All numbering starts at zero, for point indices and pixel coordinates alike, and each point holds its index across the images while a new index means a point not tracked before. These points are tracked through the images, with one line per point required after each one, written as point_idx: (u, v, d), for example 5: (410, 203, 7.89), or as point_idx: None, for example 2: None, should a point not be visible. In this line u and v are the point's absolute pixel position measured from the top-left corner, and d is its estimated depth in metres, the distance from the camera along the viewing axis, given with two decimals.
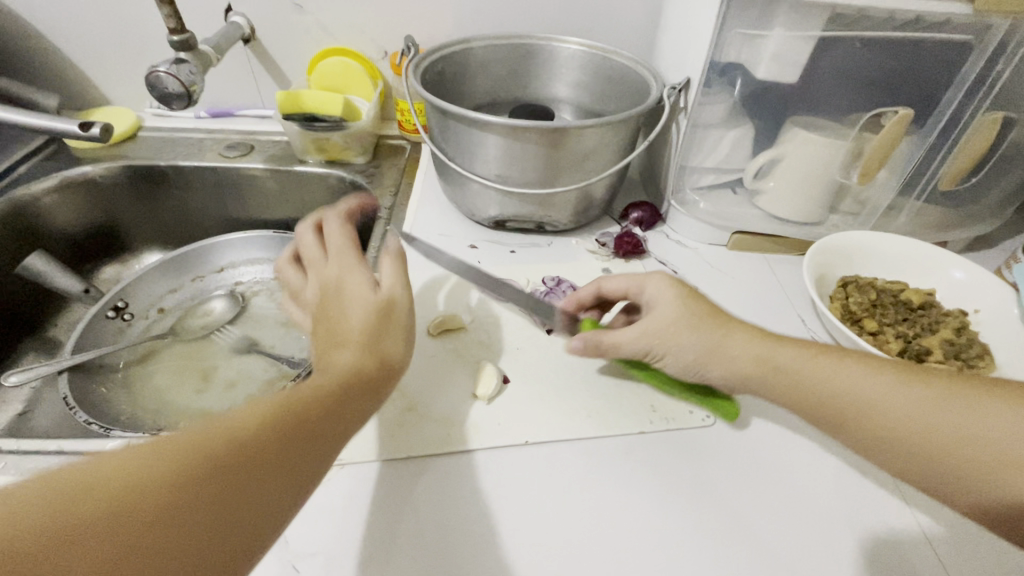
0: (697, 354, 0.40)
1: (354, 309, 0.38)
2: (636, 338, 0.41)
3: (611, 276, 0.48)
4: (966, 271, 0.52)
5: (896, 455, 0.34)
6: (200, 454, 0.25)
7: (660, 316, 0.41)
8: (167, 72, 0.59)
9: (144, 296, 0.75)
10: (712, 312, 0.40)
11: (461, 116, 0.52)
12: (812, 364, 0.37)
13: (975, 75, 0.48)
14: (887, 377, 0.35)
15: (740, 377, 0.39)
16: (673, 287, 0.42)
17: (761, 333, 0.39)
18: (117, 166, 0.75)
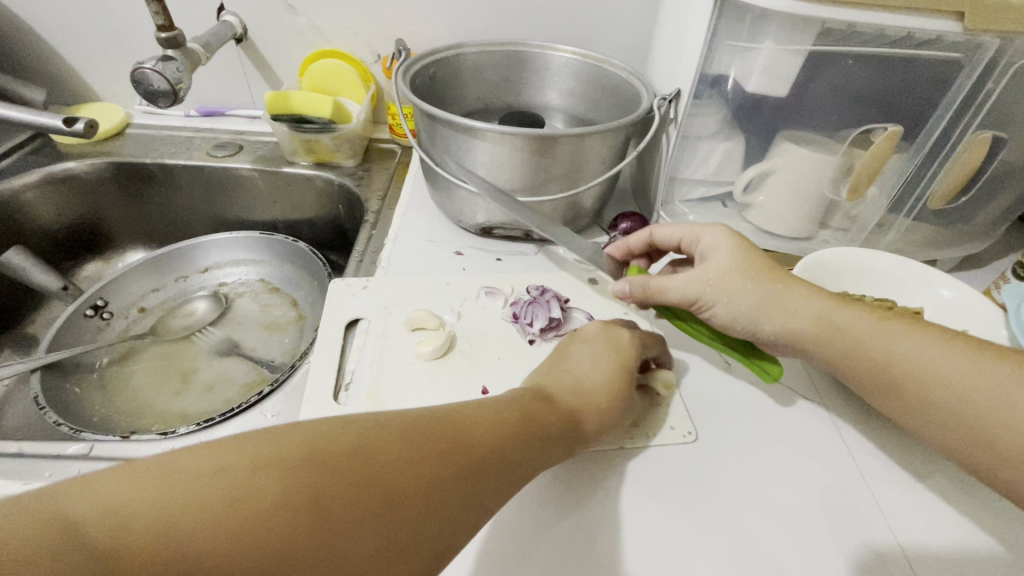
0: (750, 305, 0.41)
1: (606, 375, 0.41)
2: (685, 285, 0.43)
3: (663, 225, 0.49)
4: (954, 289, 0.51)
5: (937, 416, 0.36)
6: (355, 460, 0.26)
7: (717, 264, 0.42)
8: (152, 69, 0.58)
9: (125, 295, 0.74)
10: (774, 271, 0.42)
11: (451, 122, 0.52)
12: (869, 330, 0.38)
13: (965, 94, 0.47)
14: (949, 351, 0.36)
15: (794, 333, 0.41)
16: (732, 240, 0.43)
17: (823, 293, 0.41)
18: (103, 162, 0.74)
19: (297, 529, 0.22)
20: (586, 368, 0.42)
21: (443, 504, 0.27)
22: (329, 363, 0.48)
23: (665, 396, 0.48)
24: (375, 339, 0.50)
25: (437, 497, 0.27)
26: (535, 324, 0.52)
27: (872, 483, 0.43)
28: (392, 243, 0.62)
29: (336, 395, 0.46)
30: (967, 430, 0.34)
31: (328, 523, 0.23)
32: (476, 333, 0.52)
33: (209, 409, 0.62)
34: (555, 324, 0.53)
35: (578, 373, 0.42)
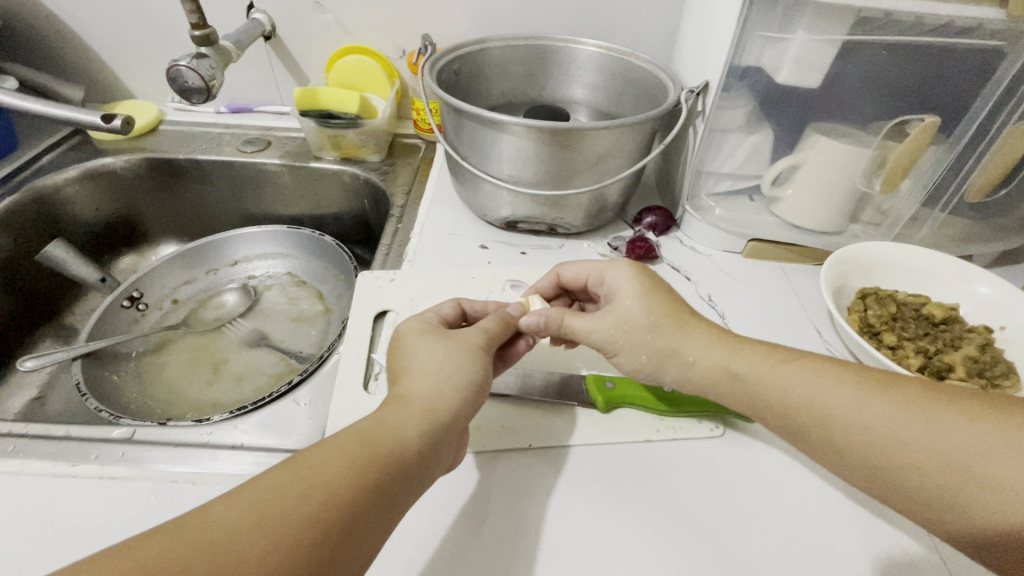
0: (649, 357, 0.40)
1: (455, 370, 0.37)
2: (597, 327, 0.42)
3: (571, 263, 0.48)
4: (992, 285, 0.50)
5: (854, 463, 0.33)
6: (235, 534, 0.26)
7: (618, 311, 0.42)
8: (187, 66, 0.60)
9: (159, 287, 0.76)
10: (673, 313, 0.41)
11: (476, 116, 0.52)
12: (766, 379, 0.37)
13: (1006, 86, 0.46)
14: (854, 391, 0.34)
15: (692, 379, 0.39)
16: (638, 282, 0.43)
17: (720, 340, 0.39)
18: (137, 158, 0.76)
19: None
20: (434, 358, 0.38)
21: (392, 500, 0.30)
22: (358, 354, 0.49)
23: None
24: None
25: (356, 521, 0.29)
26: None
27: None
28: (418, 236, 0.63)
29: (366, 385, 0.47)
30: (886, 476, 0.32)
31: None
32: None
33: (240, 398, 0.63)
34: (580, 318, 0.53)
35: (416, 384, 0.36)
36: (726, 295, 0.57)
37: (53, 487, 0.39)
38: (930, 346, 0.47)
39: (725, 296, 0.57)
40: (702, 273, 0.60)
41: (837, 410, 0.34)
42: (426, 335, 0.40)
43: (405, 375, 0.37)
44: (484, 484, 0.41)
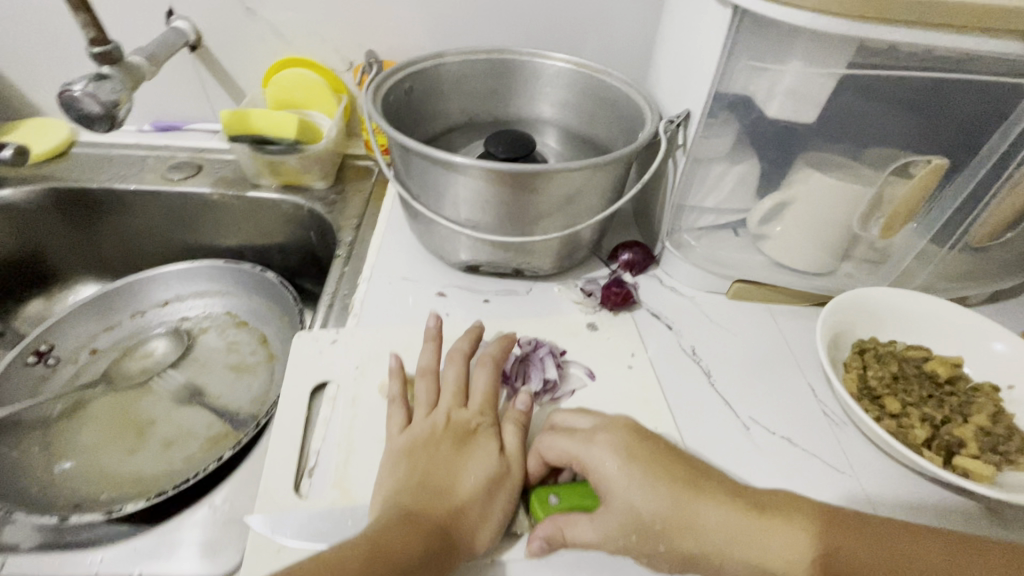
0: (674, 561, 0.34)
1: (468, 478, 0.36)
2: (599, 540, 0.34)
3: (548, 439, 0.38)
4: (1005, 341, 0.45)
5: None
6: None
7: (620, 509, 0.34)
8: (83, 90, 0.51)
9: (74, 336, 0.67)
10: (681, 488, 0.34)
11: (425, 155, 0.45)
12: (814, 568, 0.31)
13: (1023, 125, 0.41)
14: (898, 560, 0.30)
15: (722, 570, 0.33)
16: (621, 454, 0.36)
17: (738, 513, 0.33)
18: (41, 188, 0.66)
19: None
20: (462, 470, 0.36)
21: None
22: (290, 441, 0.42)
23: None
24: (344, 409, 0.44)
25: None
26: (529, 386, 0.45)
27: None
28: (366, 282, 0.55)
29: (297, 484, 0.40)
30: None
31: None
32: None
33: (166, 471, 0.55)
34: (551, 386, 0.46)
35: (464, 474, 0.36)
36: (711, 346, 0.52)
37: None
38: (939, 414, 0.42)
39: (710, 347, 0.52)
40: (684, 319, 0.54)
41: None
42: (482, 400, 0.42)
43: (429, 462, 0.37)
44: None
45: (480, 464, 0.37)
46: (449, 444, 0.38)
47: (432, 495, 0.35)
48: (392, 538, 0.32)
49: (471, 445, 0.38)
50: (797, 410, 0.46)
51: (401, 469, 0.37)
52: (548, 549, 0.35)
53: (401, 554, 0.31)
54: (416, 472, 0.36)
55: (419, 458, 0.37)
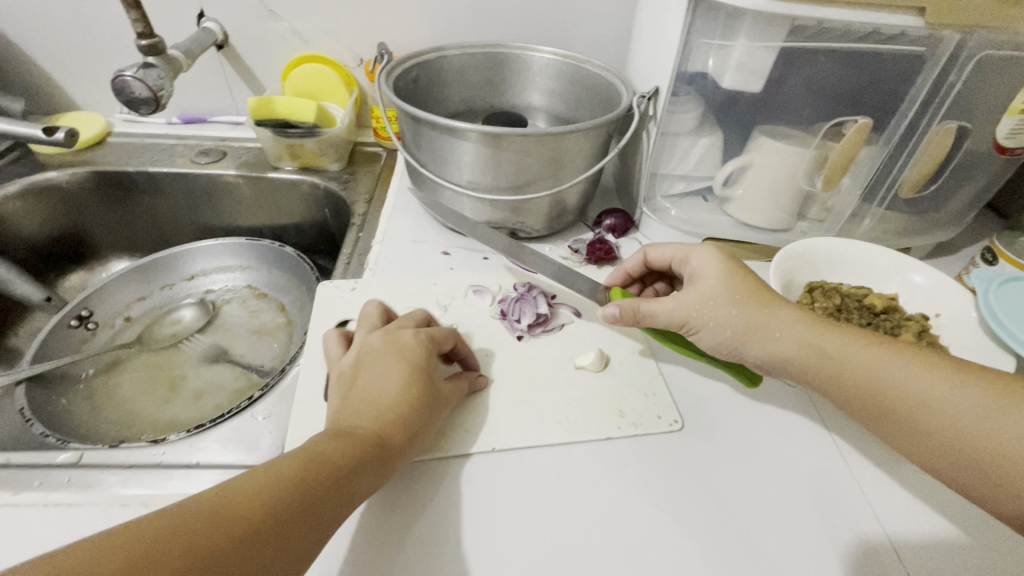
0: (735, 330, 0.42)
1: (391, 383, 0.41)
2: (674, 310, 0.44)
3: (657, 246, 0.52)
4: (925, 275, 0.53)
5: (921, 441, 0.35)
6: (220, 510, 0.28)
7: (702, 288, 0.44)
8: (133, 76, 0.58)
9: (110, 304, 0.74)
10: (761, 293, 0.42)
11: (434, 124, 0.53)
12: (860, 356, 0.38)
13: (929, 87, 0.49)
14: (939, 375, 0.35)
15: (773, 353, 0.41)
16: (719, 263, 0.45)
17: (808, 319, 0.41)
18: (83, 171, 0.73)
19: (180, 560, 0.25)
20: (384, 378, 0.41)
21: (324, 496, 0.32)
22: (319, 366, 0.48)
23: (652, 385, 0.49)
24: None
25: (310, 512, 0.31)
26: (524, 320, 0.53)
27: (852, 466, 0.45)
28: (379, 244, 0.63)
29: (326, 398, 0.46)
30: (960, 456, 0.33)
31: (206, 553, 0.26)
32: (466, 330, 0.52)
33: (199, 415, 0.61)
34: (542, 319, 0.53)
35: (385, 383, 0.41)
36: None
37: None
38: None
39: None
40: None
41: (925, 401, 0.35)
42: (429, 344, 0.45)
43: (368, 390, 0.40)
44: (446, 490, 0.41)
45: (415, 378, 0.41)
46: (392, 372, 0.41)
47: (366, 408, 0.39)
48: (328, 450, 0.35)
49: (389, 357, 0.43)
50: None
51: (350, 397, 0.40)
52: (619, 318, 0.46)
53: (335, 459, 0.34)
54: (351, 390, 0.41)
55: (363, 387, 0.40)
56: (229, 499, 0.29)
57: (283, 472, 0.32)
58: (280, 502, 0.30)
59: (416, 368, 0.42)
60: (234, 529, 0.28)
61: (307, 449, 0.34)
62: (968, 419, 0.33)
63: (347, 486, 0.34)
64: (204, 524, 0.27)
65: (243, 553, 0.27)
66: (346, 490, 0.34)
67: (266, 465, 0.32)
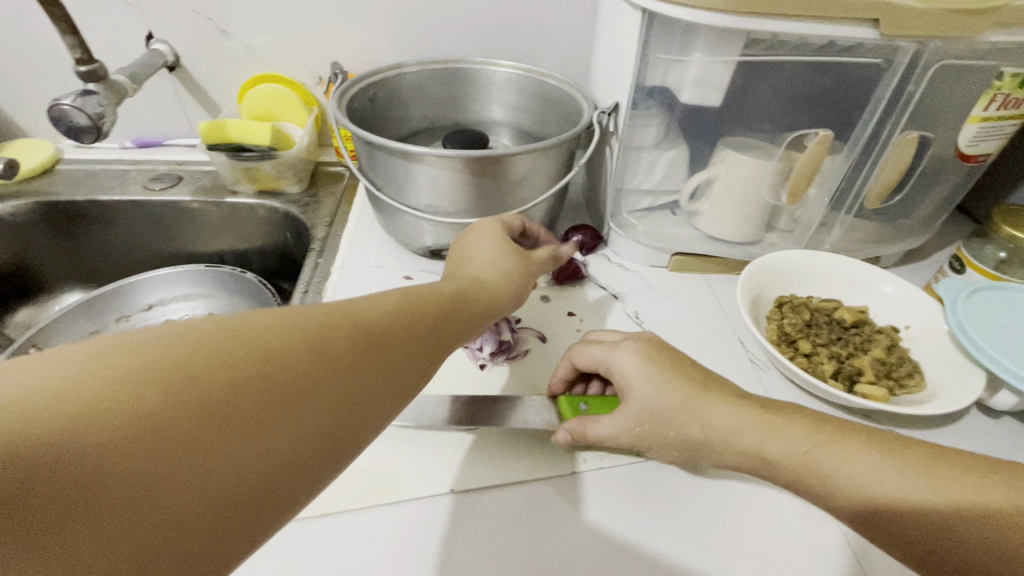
0: (679, 447, 0.38)
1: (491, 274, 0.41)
2: (617, 433, 0.40)
3: (581, 349, 0.45)
4: (896, 285, 0.53)
5: (899, 548, 0.31)
6: (269, 389, 0.24)
7: (638, 404, 0.39)
8: (71, 105, 0.55)
9: (61, 340, 0.70)
10: (693, 394, 0.38)
11: (386, 147, 0.51)
12: (808, 461, 0.33)
13: (890, 95, 0.49)
14: (897, 470, 0.31)
15: (723, 455, 0.36)
16: (643, 364, 0.40)
17: (744, 411, 0.36)
18: (28, 202, 0.70)
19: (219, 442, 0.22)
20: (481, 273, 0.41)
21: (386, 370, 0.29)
22: None
23: None
24: None
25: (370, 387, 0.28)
26: (485, 348, 0.50)
27: None
28: (338, 270, 0.61)
29: None
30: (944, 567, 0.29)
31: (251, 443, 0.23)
32: None
33: None
34: (506, 347, 0.51)
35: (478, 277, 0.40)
36: (652, 310, 0.58)
37: None
38: (843, 351, 0.49)
39: (651, 311, 0.58)
40: (628, 290, 0.60)
41: (894, 506, 0.31)
42: (474, 280, 0.39)
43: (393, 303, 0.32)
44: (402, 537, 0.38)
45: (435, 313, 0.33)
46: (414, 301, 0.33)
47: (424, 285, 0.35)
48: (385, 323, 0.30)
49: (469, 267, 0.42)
50: (729, 361, 0.52)
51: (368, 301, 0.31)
52: (572, 442, 0.41)
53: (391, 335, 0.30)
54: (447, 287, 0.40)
55: (380, 295, 0.32)
56: (272, 370, 0.25)
57: (276, 373, 0.25)
58: (335, 380, 0.27)
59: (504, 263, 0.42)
60: (286, 414, 0.24)
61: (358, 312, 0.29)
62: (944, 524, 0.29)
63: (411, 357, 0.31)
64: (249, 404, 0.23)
65: (297, 446, 0.25)
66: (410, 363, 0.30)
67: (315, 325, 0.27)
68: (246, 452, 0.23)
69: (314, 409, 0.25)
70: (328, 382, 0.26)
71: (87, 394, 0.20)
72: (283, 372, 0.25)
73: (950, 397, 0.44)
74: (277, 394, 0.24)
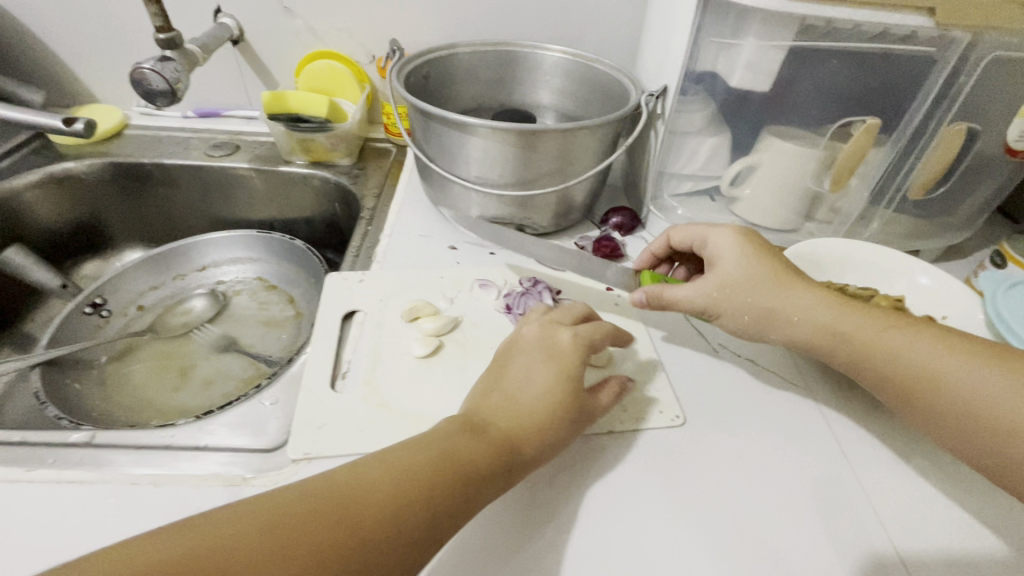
0: (752, 317, 0.43)
1: (541, 376, 0.42)
2: (694, 296, 0.45)
3: (679, 227, 0.50)
4: (931, 276, 0.53)
5: (936, 417, 0.36)
6: (347, 507, 0.30)
7: (722, 276, 0.44)
8: (151, 69, 0.59)
9: (123, 293, 0.75)
10: (779, 274, 0.43)
11: (443, 119, 0.53)
12: (872, 337, 0.39)
13: (939, 86, 0.49)
14: (954, 354, 0.36)
15: (792, 331, 0.42)
16: (740, 245, 0.45)
17: (829, 298, 0.42)
18: (100, 162, 0.75)
19: (285, 549, 0.27)
20: (532, 379, 0.41)
21: (452, 488, 0.34)
22: (327, 354, 0.49)
23: (653, 380, 0.49)
24: (371, 329, 0.52)
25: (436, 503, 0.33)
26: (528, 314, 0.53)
27: (856, 467, 0.44)
28: (387, 238, 0.64)
29: (333, 383, 0.48)
30: (976, 431, 0.34)
31: (310, 558, 0.28)
32: (470, 323, 0.53)
33: (208, 403, 0.61)
34: None
35: (523, 386, 0.41)
36: None
37: (5, 492, 0.38)
38: None
39: None
40: None
41: (945, 381, 0.36)
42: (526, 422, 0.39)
43: (447, 454, 0.35)
44: None
45: (486, 450, 0.36)
46: (473, 456, 0.36)
47: (505, 409, 0.40)
48: (461, 449, 0.36)
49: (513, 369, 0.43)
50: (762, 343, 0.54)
51: (427, 446, 0.36)
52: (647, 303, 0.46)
53: (468, 461, 0.35)
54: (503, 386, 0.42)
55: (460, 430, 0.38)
56: (348, 485, 0.31)
57: (350, 497, 0.31)
58: (403, 496, 0.32)
59: (572, 371, 0.42)
60: (357, 527, 0.30)
61: (442, 444, 0.36)
62: (986, 400, 0.34)
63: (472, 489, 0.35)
64: (318, 518, 0.29)
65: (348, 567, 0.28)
66: (470, 495, 0.34)
67: (399, 456, 0.34)
68: (303, 568, 0.27)
69: (378, 525, 0.30)
70: (366, 516, 0.30)
71: (198, 529, 0.28)
72: (336, 506, 0.30)
73: None
74: (346, 514, 0.30)
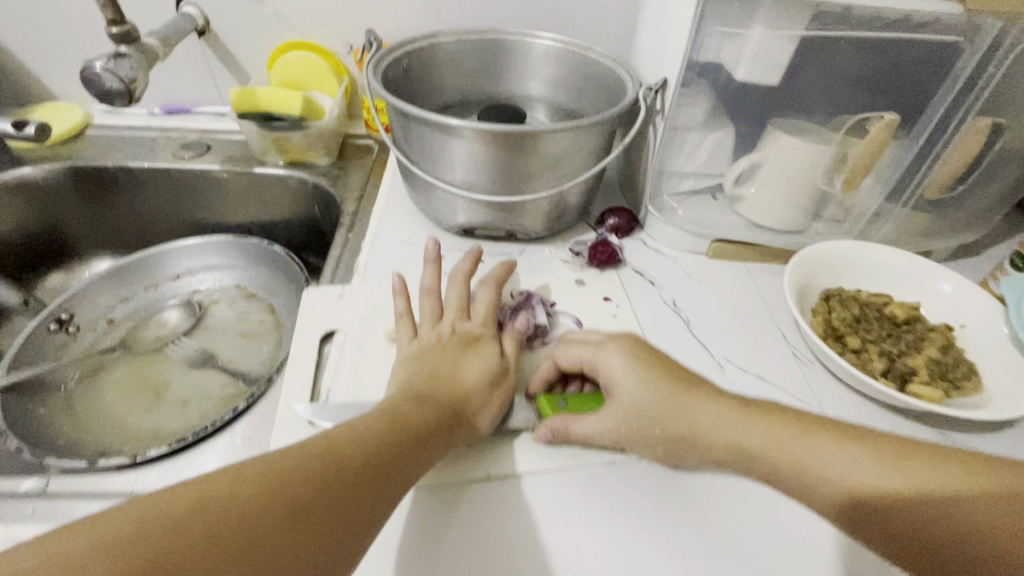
0: (662, 441, 0.37)
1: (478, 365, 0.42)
2: (599, 429, 0.39)
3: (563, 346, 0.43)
4: (952, 284, 0.50)
5: (886, 542, 0.29)
6: (184, 527, 0.23)
7: (620, 398, 0.39)
8: (103, 67, 0.54)
9: (91, 306, 0.71)
10: (675, 387, 0.38)
11: (423, 120, 0.49)
12: (784, 448, 0.33)
13: (965, 76, 0.45)
14: (873, 460, 0.31)
15: (702, 448, 0.36)
16: (628, 358, 0.40)
17: (729, 407, 0.36)
18: (59, 166, 0.70)
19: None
20: (472, 365, 0.41)
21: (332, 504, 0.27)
22: (304, 380, 0.46)
23: None
24: (351, 352, 0.48)
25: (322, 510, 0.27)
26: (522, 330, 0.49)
27: None
28: (369, 246, 0.59)
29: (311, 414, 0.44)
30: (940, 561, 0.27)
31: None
32: None
33: (182, 425, 0.57)
34: (541, 332, 0.50)
35: (467, 368, 0.41)
36: (691, 297, 0.56)
37: None
38: (894, 349, 0.46)
39: (689, 298, 0.56)
40: (666, 276, 0.58)
41: (884, 499, 0.29)
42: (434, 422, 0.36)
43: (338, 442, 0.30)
44: (436, 522, 0.37)
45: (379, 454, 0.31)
46: (358, 453, 0.30)
47: (444, 384, 0.39)
48: (340, 454, 0.29)
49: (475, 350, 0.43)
50: (771, 354, 0.50)
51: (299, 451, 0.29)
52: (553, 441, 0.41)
53: (365, 456, 0.30)
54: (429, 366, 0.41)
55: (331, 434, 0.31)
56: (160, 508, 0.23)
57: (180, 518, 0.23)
58: (295, 498, 0.26)
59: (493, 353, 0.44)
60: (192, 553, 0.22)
61: (314, 444, 0.29)
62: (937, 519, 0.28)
63: (368, 496, 0.29)
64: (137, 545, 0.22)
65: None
66: (357, 503, 0.28)
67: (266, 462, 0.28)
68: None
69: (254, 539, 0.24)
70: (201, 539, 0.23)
71: None
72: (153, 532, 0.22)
73: (1012, 400, 0.42)
74: (174, 531, 0.23)
